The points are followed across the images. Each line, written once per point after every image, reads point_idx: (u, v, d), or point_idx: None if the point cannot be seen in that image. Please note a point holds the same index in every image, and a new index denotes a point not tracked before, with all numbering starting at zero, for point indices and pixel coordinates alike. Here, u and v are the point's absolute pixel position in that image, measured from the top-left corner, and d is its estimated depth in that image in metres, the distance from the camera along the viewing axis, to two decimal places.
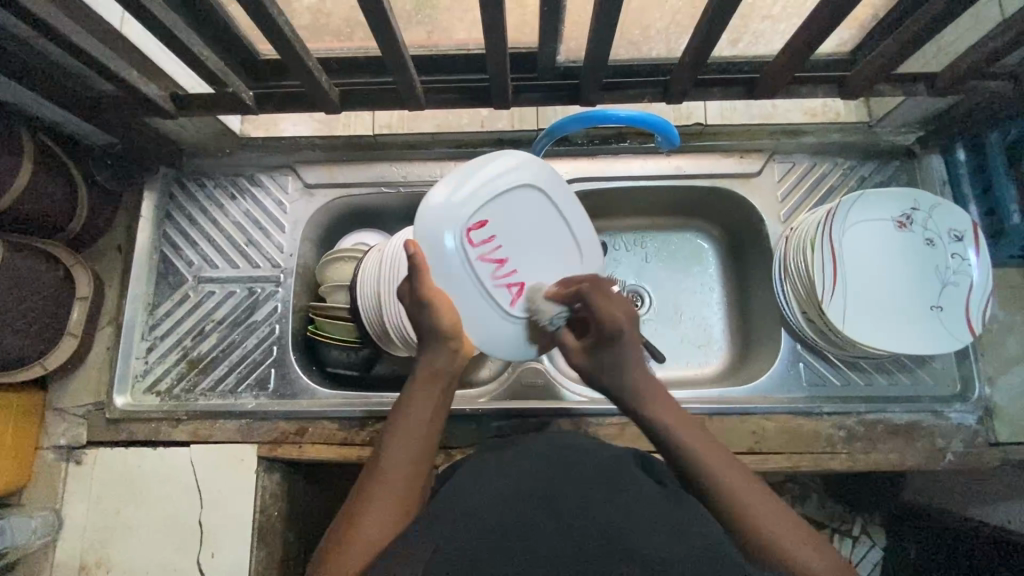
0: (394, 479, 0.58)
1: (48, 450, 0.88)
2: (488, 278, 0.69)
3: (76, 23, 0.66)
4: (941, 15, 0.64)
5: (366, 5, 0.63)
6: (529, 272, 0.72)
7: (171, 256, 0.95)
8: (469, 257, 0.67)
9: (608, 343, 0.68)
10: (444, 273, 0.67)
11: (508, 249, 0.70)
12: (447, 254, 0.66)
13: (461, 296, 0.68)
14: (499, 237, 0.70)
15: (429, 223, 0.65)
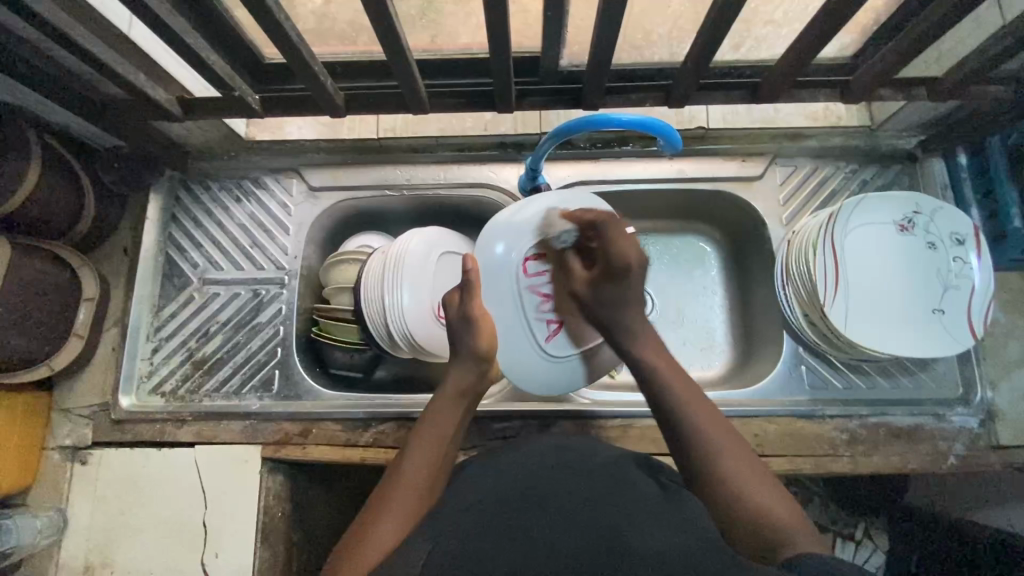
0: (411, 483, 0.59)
1: (54, 451, 0.89)
2: (533, 310, 0.81)
3: (84, 27, 0.66)
4: (941, 21, 0.64)
5: (371, 10, 0.63)
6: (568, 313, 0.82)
7: (177, 258, 0.96)
8: (520, 286, 0.80)
9: (616, 277, 0.72)
10: (495, 293, 0.79)
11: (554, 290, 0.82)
12: (504, 277, 0.79)
13: (502, 319, 0.79)
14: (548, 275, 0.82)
15: (492, 256, 0.79)
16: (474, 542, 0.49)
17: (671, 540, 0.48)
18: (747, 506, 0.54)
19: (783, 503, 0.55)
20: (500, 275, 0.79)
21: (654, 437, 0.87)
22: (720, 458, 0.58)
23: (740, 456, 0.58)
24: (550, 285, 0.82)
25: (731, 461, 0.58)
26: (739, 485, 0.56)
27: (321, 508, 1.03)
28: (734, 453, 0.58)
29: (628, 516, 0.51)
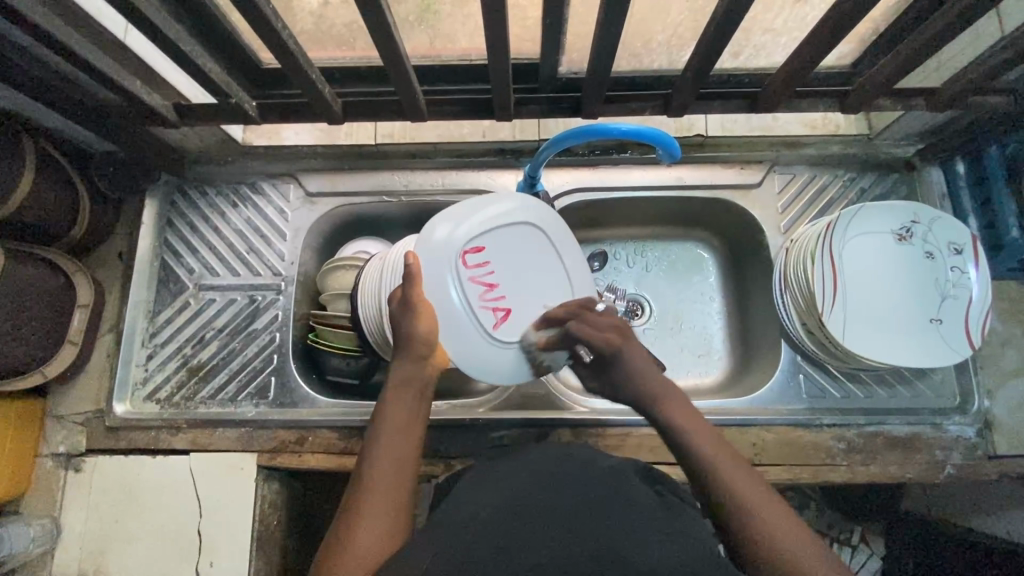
0: (381, 494, 0.57)
1: (48, 458, 0.88)
2: (477, 299, 0.71)
3: (80, 34, 0.66)
4: (942, 32, 0.64)
5: (369, 18, 0.63)
6: (515, 301, 0.74)
7: (172, 263, 0.95)
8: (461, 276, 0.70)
9: (608, 361, 0.71)
10: (434, 286, 0.69)
11: (501, 275, 0.73)
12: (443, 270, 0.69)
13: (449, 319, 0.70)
14: (494, 262, 0.73)
15: (431, 248, 0.70)
16: (479, 556, 0.49)
17: (669, 554, 0.48)
18: (769, 543, 0.52)
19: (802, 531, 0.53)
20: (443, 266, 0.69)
21: (651, 445, 0.86)
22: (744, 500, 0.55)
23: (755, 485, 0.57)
24: (493, 273, 0.72)
25: (745, 490, 0.56)
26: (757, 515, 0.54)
27: (317, 514, 1.03)
28: (749, 483, 0.57)
29: (626, 526, 0.51)
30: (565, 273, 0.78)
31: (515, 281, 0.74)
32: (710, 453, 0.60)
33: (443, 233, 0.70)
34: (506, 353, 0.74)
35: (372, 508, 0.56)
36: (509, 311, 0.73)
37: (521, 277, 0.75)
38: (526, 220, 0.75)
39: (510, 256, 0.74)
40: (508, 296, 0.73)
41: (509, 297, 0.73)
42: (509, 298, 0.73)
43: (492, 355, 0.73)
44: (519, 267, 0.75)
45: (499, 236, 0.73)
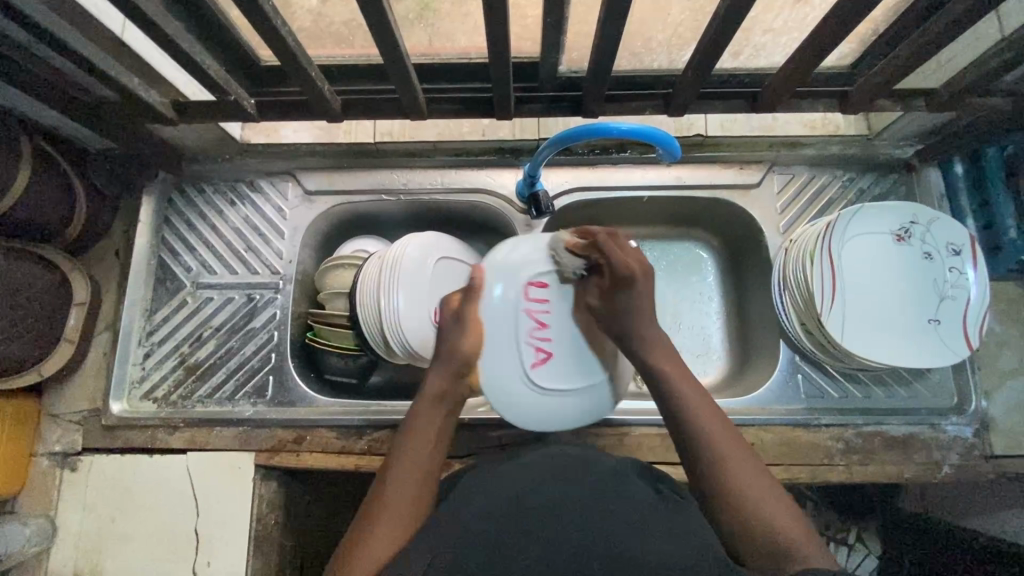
0: (398, 500, 0.57)
1: (43, 457, 0.87)
2: (524, 333, 0.69)
3: (76, 30, 0.65)
4: (942, 32, 0.64)
5: (369, 15, 0.62)
6: (563, 348, 0.71)
7: (169, 261, 0.95)
8: (518, 306, 0.69)
9: (623, 287, 0.64)
10: (491, 314, 0.68)
11: (556, 317, 0.71)
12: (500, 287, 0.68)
13: (489, 343, 0.68)
14: (555, 301, 0.71)
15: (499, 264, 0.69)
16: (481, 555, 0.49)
17: (670, 552, 0.48)
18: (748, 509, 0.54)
19: (793, 515, 0.53)
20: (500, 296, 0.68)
21: (650, 445, 0.87)
22: (729, 464, 0.56)
23: (745, 458, 0.57)
24: (552, 313, 0.71)
25: (738, 470, 0.56)
26: (744, 493, 0.54)
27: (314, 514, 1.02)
28: (739, 454, 0.57)
29: (626, 525, 0.51)
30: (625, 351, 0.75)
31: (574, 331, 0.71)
32: (706, 431, 0.58)
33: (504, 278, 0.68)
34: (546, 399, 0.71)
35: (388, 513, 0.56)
36: (552, 353, 0.71)
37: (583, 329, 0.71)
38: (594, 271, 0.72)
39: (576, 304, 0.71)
40: (557, 340, 0.71)
41: (557, 342, 0.71)
42: (557, 343, 0.71)
43: (526, 397, 0.71)
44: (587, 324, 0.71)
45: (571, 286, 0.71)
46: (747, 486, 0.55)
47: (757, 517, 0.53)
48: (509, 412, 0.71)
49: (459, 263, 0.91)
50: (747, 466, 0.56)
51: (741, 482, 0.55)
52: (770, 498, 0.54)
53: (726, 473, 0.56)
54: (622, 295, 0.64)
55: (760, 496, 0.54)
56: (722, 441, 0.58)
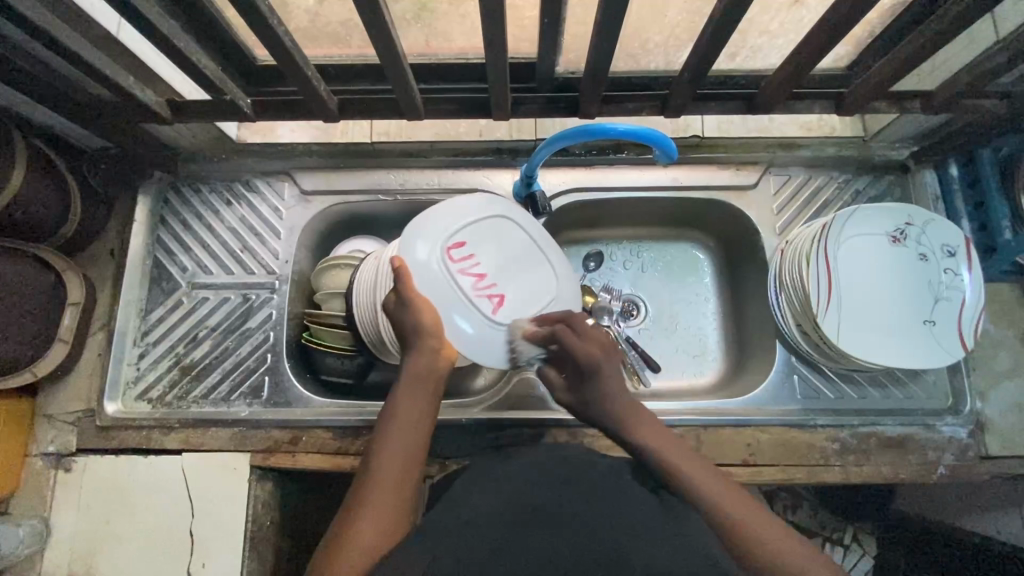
0: (383, 492, 0.57)
1: (37, 458, 0.87)
2: (468, 290, 0.70)
3: (72, 29, 0.65)
4: (939, 35, 0.65)
5: (367, 15, 0.62)
6: (508, 285, 0.73)
7: (165, 262, 0.94)
8: (451, 270, 0.70)
9: (589, 375, 0.68)
10: (428, 285, 0.69)
11: (487, 266, 0.72)
12: (427, 263, 0.69)
13: (444, 309, 0.68)
14: (478, 254, 0.72)
15: (414, 245, 0.70)
16: (480, 556, 0.49)
17: (667, 554, 0.48)
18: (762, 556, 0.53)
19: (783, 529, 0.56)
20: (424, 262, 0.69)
21: None
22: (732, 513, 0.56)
23: (744, 504, 0.57)
24: (480, 263, 0.72)
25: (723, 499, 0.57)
26: (743, 520, 0.56)
27: (309, 516, 1.02)
28: (738, 502, 0.58)
29: (622, 526, 0.51)
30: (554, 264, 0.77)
31: (506, 268, 0.73)
32: (701, 487, 0.59)
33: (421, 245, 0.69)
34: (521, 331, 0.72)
35: (372, 509, 0.56)
36: (503, 295, 0.72)
37: (513, 265, 0.74)
38: (497, 213, 0.75)
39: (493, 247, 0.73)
40: (497, 282, 0.72)
41: (500, 283, 0.72)
42: (500, 284, 0.72)
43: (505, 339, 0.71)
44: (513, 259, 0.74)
45: (478, 234, 0.73)
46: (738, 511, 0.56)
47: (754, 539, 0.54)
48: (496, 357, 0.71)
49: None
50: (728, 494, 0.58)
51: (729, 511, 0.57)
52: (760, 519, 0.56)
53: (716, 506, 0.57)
54: (590, 385, 0.69)
55: (756, 520, 0.56)
56: (702, 476, 0.60)
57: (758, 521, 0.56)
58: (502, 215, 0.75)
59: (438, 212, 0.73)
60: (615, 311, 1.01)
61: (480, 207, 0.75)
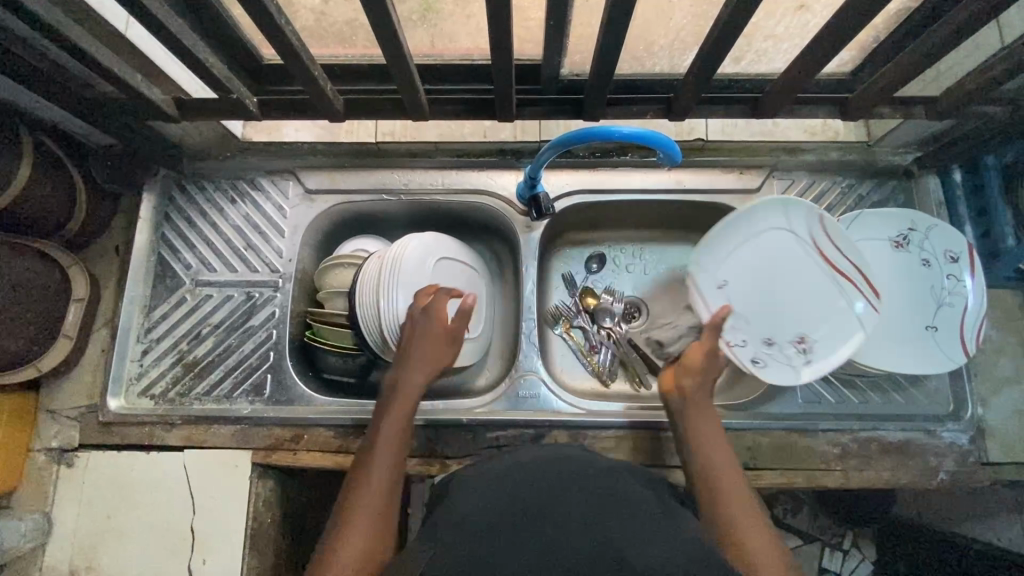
0: (368, 505, 0.65)
1: (40, 452, 0.87)
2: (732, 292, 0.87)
3: (80, 26, 0.66)
4: (944, 40, 0.64)
5: (373, 15, 0.63)
6: (803, 314, 0.85)
7: (169, 258, 0.95)
8: (737, 293, 0.87)
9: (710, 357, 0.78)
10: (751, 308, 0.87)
11: (742, 293, 0.87)
12: (720, 293, 0.87)
13: (727, 279, 0.87)
14: (745, 290, 0.87)
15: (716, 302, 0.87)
16: (476, 552, 0.49)
17: (667, 559, 0.48)
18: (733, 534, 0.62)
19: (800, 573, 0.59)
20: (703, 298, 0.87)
21: (647, 449, 0.87)
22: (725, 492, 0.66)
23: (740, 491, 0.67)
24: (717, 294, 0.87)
25: (745, 526, 0.63)
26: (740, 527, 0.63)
27: (312, 514, 1.02)
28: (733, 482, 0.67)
29: (625, 530, 0.51)
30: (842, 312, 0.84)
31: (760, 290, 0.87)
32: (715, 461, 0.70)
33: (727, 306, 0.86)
34: (773, 267, 0.87)
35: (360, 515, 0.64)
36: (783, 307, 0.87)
37: (797, 309, 0.86)
38: (797, 312, 0.86)
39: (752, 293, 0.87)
40: (757, 296, 0.87)
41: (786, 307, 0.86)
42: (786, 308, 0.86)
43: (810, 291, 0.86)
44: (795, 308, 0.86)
45: (749, 293, 0.87)
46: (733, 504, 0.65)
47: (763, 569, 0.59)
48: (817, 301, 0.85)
49: (459, 263, 0.91)
50: (756, 523, 0.63)
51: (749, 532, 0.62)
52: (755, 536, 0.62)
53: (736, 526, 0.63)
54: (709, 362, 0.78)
55: (741, 513, 0.64)
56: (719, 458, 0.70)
57: (741, 504, 0.65)
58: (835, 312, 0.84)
59: (752, 306, 0.87)
60: (616, 313, 1.02)
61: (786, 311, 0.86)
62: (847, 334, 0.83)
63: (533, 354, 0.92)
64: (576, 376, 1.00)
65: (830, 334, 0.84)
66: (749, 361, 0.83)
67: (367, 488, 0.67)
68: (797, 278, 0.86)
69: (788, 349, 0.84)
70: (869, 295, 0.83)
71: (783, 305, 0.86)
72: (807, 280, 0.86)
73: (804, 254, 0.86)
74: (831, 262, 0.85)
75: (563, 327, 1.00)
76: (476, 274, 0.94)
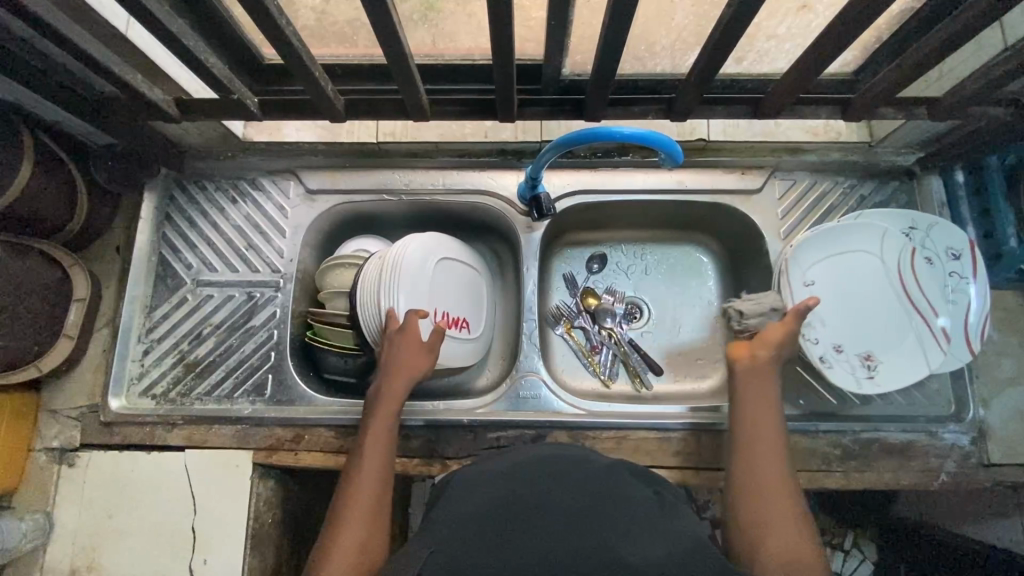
0: (360, 515, 0.66)
1: (41, 452, 0.87)
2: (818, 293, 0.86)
3: (81, 27, 0.66)
4: (947, 41, 0.64)
5: (374, 15, 0.62)
6: (873, 331, 0.86)
7: (170, 258, 0.95)
8: (821, 291, 0.86)
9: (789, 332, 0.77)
10: (832, 314, 0.86)
11: (825, 296, 0.86)
12: (806, 288, 0.86)
13: (812, 277, 0.87)
14: (828, 293, 0.87)
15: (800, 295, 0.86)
16: (476, 552, 0.49)
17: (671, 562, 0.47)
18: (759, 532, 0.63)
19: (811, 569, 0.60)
20: (792, 287, 0.86)
21: (648, 449, 0.87)
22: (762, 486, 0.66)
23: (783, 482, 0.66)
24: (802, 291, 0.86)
25: (777, 519, 0.63)
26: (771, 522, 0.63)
27: (313, 513, 1.03)
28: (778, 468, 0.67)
29: (627, 533, 0.51)
30: (912, 341, 0.84)
31: (839, 298, 0.87)
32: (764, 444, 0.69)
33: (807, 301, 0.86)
34: (854, 275, 0.87)
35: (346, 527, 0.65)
36: (857, 317, 0.86)
37: (868, 326, 0.86)
38: (870, 326, 0.86)
39: (834, 297, 0.87)
40: (842, 303, 0.87)
41: (858, 318, 0.86)
42: (859, 319, 0.86)
43: (885, 310, 0.86)
44: (873, 323, 0.86)
45: (830, 297, 0.87)
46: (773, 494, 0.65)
47: (774, 551, 0.61)
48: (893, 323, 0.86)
49: (459, 263, 0.90)
50: (787, 507, 0.64)
51: (770, 517, 0.63)
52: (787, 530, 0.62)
53: (763, 521, 0.63)
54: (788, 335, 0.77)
55: (780, 505, 0.64)
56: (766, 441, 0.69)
57: (781, 496, 0.65)
58: (908, 337, 0.85)
59: (829, 308, 0.86)
60: (617, 313, 1.02)
61: (859, 323, 0.86)
62: (913, 368, 0.83)
63: (534, 354, 0.92)
64: (577, 376, 0.99)
65: (895, 355, 0.84)
66: (816, 358, 0.84)
67: (353, 500, 0.67)
68: (879, 295, 0.86)
69: (855, 360, 0.84)
70: (945, 319, 0.84)
71: (863, 317, 0.86)
72: (887, 299, 0.86)
73: (891, 274, 0.86)
74: (908, 283, 0.86)
75: (564, 328, 1.01)
76: (474, 274, 0.93)
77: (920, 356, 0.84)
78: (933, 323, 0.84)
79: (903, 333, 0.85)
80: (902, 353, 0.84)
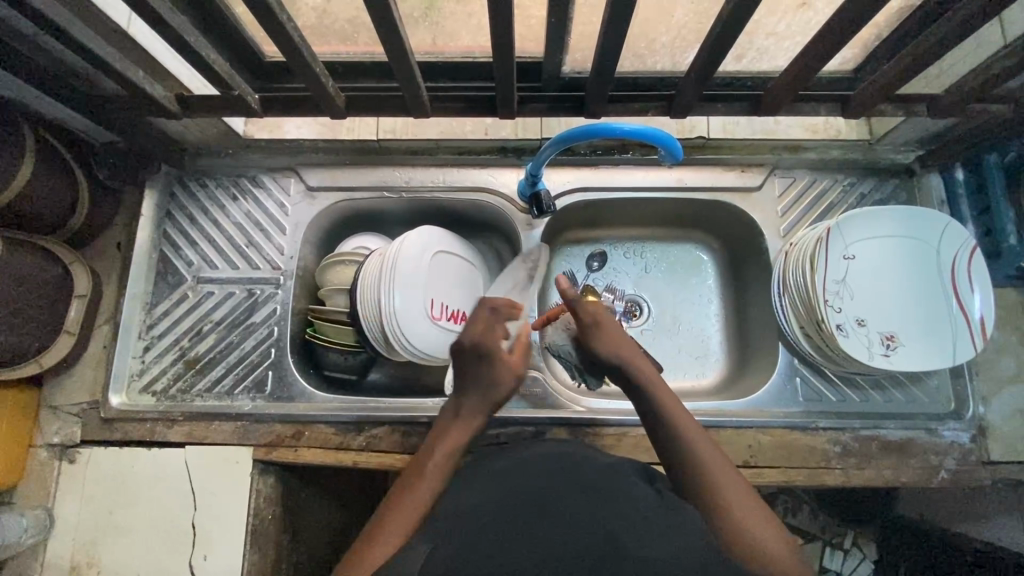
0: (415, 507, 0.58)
1: (42, 449, 0.87)
2: (849, 263, 0.84)
3: (83, 23, 0.66)
4: (949, 36, 0.64)
5: (375, 12, 0.63)
6: (896, 312, 0.83)
7: (171, 255, 0.95)
8: (851, 264, 0.84)
9: (600, 327, 0.76)
10: (858, 288, 0.84)
11: (854, 270, 0.84)
12: (838, 258, 0.83)
13: (846, 249, 0.84)
14: (858, 270, 0.84)
15: (832, 262, 0.83)
16: (486, 542, 0.48)
17: (669, 548, 0.47)
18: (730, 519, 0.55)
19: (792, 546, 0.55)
20: (830, 258, 0.83)
21: (648, 446, 0.86)
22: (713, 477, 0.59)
23: (725, 470, 0.60)
24: (834, 261, 0.83)
25: (735, 503, 0.57)
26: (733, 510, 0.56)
27: (314, 511, 1.03)
28: (716, 462, 0.61)
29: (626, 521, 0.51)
30: (933, 325, 0.83)
31: (865, 275, 0.84)
32: (686, 436, 0.63)
33: (835, 269, 0.83)
34: (883, 248, 0.85)
35: (394, 531, 0.56)
36: (881, 295, 0.84)
37: (890, 306, 0.84)
38: (893, 306, 0.84)
39: (862, 274, 0.84)
40: (869, 279, 0.84)
41: (881, 296, 0.84)
42: (882, 297, 0.84)
43: (909, 289, 0.84)
44: (896, 304, 0.84)
45: (857, 272, 0.84)
46: (720, 482, 0.59)
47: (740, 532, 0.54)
48: (921, 303, 0.83)
49: (466, 266, 0.94)
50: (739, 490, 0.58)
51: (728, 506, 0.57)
52: (754, 516, 0.56)
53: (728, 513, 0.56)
54: (605, 325, 0.76)
55: (737, 496, 0.58)
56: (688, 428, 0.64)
57: (731, 483, 0.59)
58: (927, 320, 0.83)
59: (856, 280, 0.84)
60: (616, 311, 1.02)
61: (882, 300, 0.84)
62: (930, 354, 0.82)
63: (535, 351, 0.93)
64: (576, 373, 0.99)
65: (917, 340, 0.82)
66: (834, 326, 0.81)
67: (407, 507, 0.58)
68: (906, 274, 0.84)
69: (875, 338, 0.82)
70: (976, 307, 0.82)
71: (892, 297, 0.84)
72: (917, 280, 0.84)
73: (931, 261, 0.84)
74: (937, 261, 0.84)
75: None
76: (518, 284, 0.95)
77: (939, 341, 0.82)
78: (965, 320, 0.82)
79: (925, 316, 0.83)
80: (920, 337, 0.82)
